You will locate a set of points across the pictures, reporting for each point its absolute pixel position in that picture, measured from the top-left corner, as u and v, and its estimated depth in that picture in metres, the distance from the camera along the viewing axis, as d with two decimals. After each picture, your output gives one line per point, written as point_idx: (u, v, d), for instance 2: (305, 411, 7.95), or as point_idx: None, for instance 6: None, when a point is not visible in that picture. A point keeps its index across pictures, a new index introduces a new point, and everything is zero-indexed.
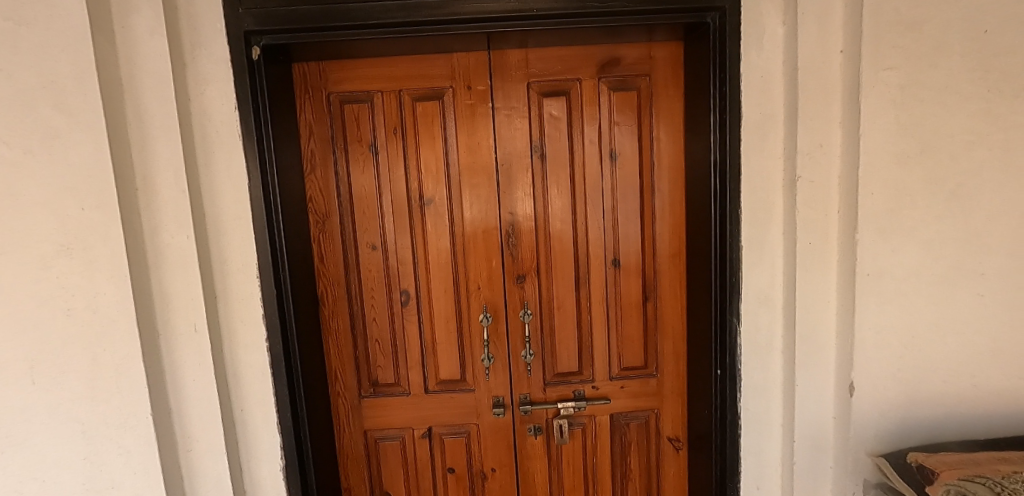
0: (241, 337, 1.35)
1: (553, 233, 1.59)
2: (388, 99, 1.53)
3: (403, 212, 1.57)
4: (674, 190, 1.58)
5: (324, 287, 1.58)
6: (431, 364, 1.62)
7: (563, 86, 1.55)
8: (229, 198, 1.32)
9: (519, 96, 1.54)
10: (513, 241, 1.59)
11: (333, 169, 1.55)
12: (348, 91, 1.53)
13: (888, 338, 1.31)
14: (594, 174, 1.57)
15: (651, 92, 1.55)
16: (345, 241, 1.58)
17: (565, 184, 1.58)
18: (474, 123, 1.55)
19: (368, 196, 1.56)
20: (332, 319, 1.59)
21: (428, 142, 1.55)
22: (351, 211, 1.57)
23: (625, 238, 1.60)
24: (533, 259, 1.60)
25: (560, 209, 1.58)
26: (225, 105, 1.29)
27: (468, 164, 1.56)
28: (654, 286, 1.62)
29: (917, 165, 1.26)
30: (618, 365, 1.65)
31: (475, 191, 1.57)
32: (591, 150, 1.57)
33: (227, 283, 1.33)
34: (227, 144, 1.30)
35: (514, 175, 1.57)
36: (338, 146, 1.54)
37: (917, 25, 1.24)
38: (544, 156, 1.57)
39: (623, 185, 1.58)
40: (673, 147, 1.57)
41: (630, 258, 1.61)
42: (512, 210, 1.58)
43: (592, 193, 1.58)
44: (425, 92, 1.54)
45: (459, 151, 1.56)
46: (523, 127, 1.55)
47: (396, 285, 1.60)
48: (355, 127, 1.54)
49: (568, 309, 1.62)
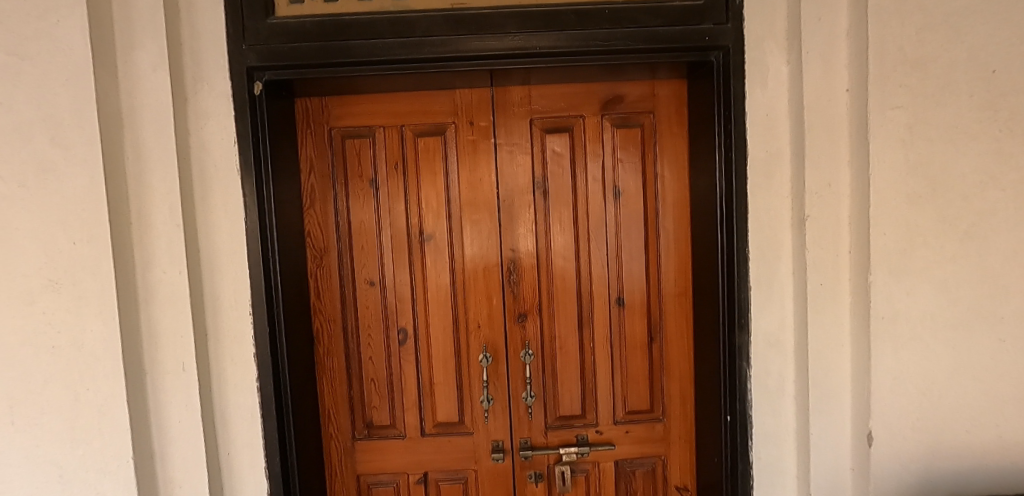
0: (231, 376, 1.30)
1: (555, 271, 1.55)
2: (390, 135, 1.52)
3: (402, 248, 1.54)
4: (678, 228, 1.55)
5: (321, 324, 1.54)
6: (428, 406, 1.57)
7: (566, 123, 1.54)
8: (225, 233, 1.29)
9: (522, 132, 1.53)
10: (515, 278, 1.55)
11: (333, 204, 1.53)
12: (350, 126, 1.52)
13: (906, 384, 1.25)
14: (597, 210, 1.55)
15: (654, 129, 1.54)
16: (343, 276, 1.54)
17: (568, 221, 1.55)
18: (476, 159, 1.53)
19: (367, 231, 1.54)
20: (327, 358, 1.54)
21: (429, 177, 1.53)
22: (350, 247, 1.54)
23: (629, 276, 1.56)
24: (535, 297, 1.56)
25: (563, 246, 1.55)
26: (224, 139, 1.28)
27: (470, 200, 1.54)
28: (659, 326, 1.57)
29: (929, 205, 1.23)
30: (623, 409, 1.59)
31: (476, 227, 1.54)
32: (594, 187, 1.54)
33: (218, 320, 1.30)
34: (224, 178, 1.28)
35: (516, 211, 1.54)
36: (338, 181, 1.53)
37: (923, 64, 1.22)
38: (546, 193, 1.54)
39: (627, 222, 1.55)
40: (678, 184, 1.54)
41: (635, 297, 1.57)
42: (513, 247, 1.55)
43: (596, 230, 1.55)
44: (428, 128, 1.53)
45: (461, 187, 1.54)
46: (526, 164, 1.54)
47: (394, 323, 1.55)
48: (356, 162, 1.53)
49: (571, 349, 1.57)
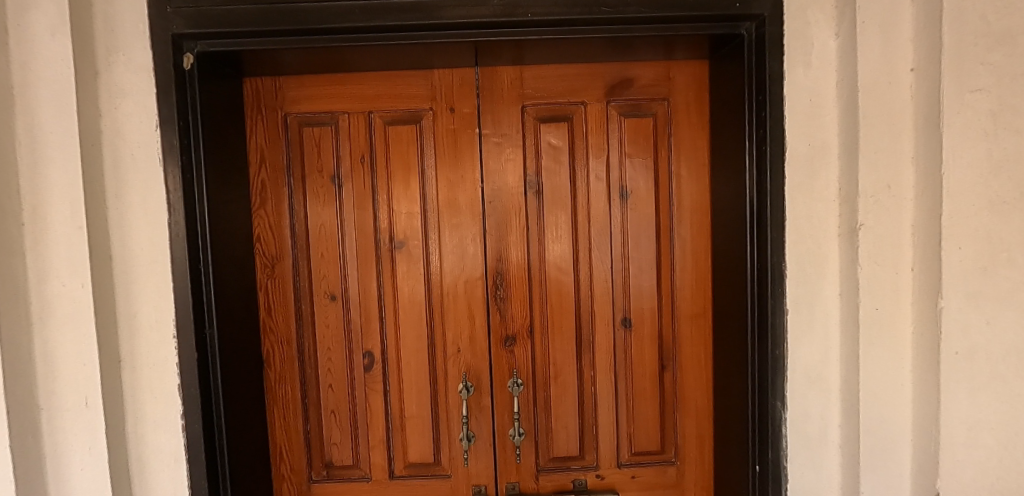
0: (151, 412, 1.07)
1: (550, 286, 1.31)
2: (355, 123, 1.29)
3: (369, 257, 1.30)
4: (696, 238, 1.31)
5: (271, 345, 1.30)
6: (398, 443, 1.33)
7: (564, 111, 1.30)
8: (144, 236, 1.06)
9: (512, 121, 1.29)
10: (502, 294, 1.31)
11: (288, 204, 1.29)
12: (308, 112, 1.29)
13: (984, 437, 0.99)
14: (601, 215, 1.30)
15: (669, 120, 1.30)
16: (299, 290, 1.31)
17: (566, 227, 1.31)
18: (458, 153, 1.29)
19: (327, 236, 1.30)
20: (279, 385, 1.31)
21: (402, 174, 1.29)
22: (307, 255, 1.30)
23: (638, 293, 1.32)
24: (525, 317, 1.31)
25: (559, 258, 1.31)
26: (144, 122, 1.05)
27: (449, 201, 1.30)
28: (672, 353, 1.33)
29: (1017, 213, 0.96)
30: (628, 449, 1.34)
31: (457, 233, 1.30)
32: (599, 187, 1.30)
33: (134, 344, 1.06)
34: (142, 170, 1.05)
35: (504, 214, 1.30)
36: (294, 176, 1.29)
37: (1013, 37, 0.95)
38: (540, 194, 1.30)
39: (635, 230, 1.31)
40: (697, 186, 1.30)
41: (644, 319, 1.32)
42: (501, 256, 1.31)
43: (599, 238, 1.31)
44: (401, 115, 1.29)
45: (440, 184, 1.30)
46: (516, 159, 1.30)
47: (358, 345, 1.31)
48: (316, 155, 1.29)
49: (568, 378, 1.32)
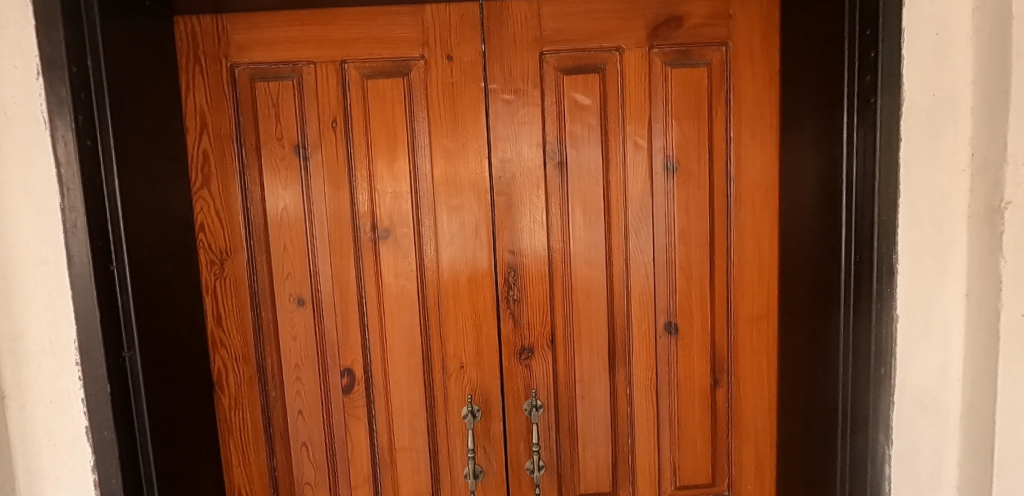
0: (50, 465, 0.81)
1: (576, 284, 1.04)
2: (324, 75, 0.99)
3: (345, 249, 1.02)
4: (759, 221, 1.04)
5: (222, 362, 1.02)
6: (387, 481, 1.06)
7: (593, 59, 1.01)
8: (27, 228, 0.78)
9: (526, 72, 1.00)
10: (516, 295, 1.04)
11: (238, 182, 1.00)
12: (262, 62, 0.99)
13: None
14: (640, 193, 1.03)
15: (727, 70, 1.02)
16: (257, 293, 1.03)
17: (596, 209, 1.03)
18: (458, 114, 1.00)
19: (291, 224, 1.02)
20: (235, 413, 1.03)
21: (385, 142, 1.00)
22: (266, 248, 1.02)
23: (686, 292, 1.05)
24: (545, 322, 1.04)
25: (586, 248, 1.04)
26: (21, 69, 0.76)
27: (447, 176, 1.01)
28: (727, 364, 1.07)
29: None
30: (672, 482, 1.09)
31: (457, 217, 1.02)
32: (638, 158, 1.02)
33: (22, 373, 0.80)
34: (21, 137, 0.77)
35: (517, 194, 1.02)
36: (246, 146, 1.00)
37: None
38: (563, 166, 1.02)
39: (683, 212, 1.03)
40: (761, 155, 1.03)
41: (693, 323, 1.06)
42: (513, 247, 1.03)
43: (637, 222, 1.03)
44: (382, 65, 1.00)
45: (435, 154, 1.01)
46: (531, 121, 1.01)
47: (333, 361, 1.03)
48: (273, 118, 1.00)
49: (598, 397, 1.06)
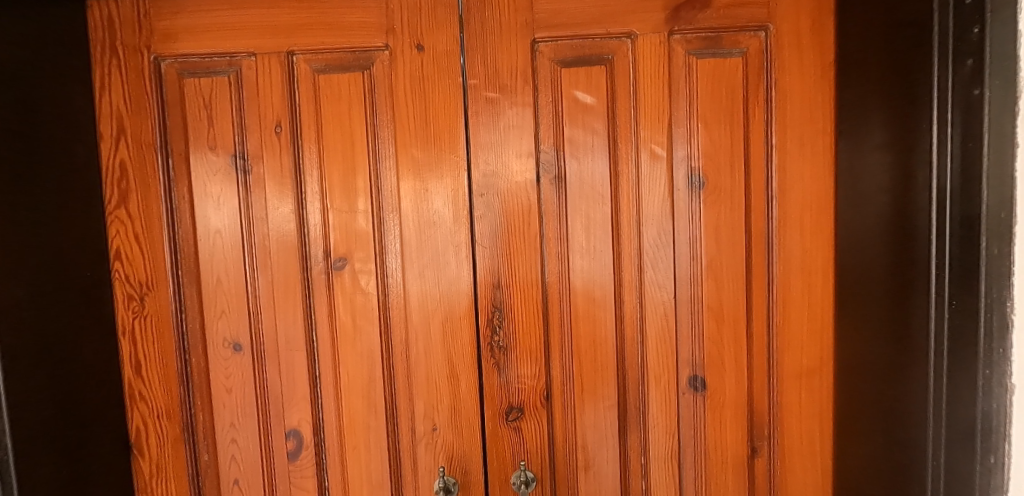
0: None
1: (576, 329, 0.83)
2: (267, 69, 0.81)
3: (291, 283, 0.83)
4: (810, 251, 0.82)
5: (142, 420, 0.84)
6: None
7: (598, 48, 0.81)
8: None
9: (515, 64, 0.81)
10: (501, 342, 0.83)
11: (162, 200, 0.82)
12: (192, 54, 0.81)
13: None
14: (657, 215, 0.82)
15: (767, 61, 0.81)
16: (184, 336, 0.84)
17: (602, 235, 0.82)
18: (430, 117, 0.81)
19: (227, 251, 0.83)
20: (157, 483, 0.85)
21: (341, 152, 0.82)
22: (196, 280, 0.83)
23: (716, 338, 0.84)
24: (537, 375, 0.84)
25: (589, 282, 0.83)
26: None
27: (417, 194, 0.82)
28: (768, 430, 0.85)
29: None
30: None
31: (429, 244, 0.83)
32: (655, 171, 0.82)
33: None
34: None
35: (504, 216, 0.82)
36: (172, 156, 0.82)
37: None
38: (560, 180, 0.82)
39: (712, 239, 0.83)
40: (813, 168, 0.81)
41: (725, 379, 0.84)
42: (499, 281, 0.83)
43: (654, 251, 0.83)
44: (338, 57, 0.81)
45: (402, 166, 0.82)
46: (519, 124, 0.81)
47: (277, 421, 0.84)
48: (206, 122, 0.82)
49: (604, 469, 0.85)
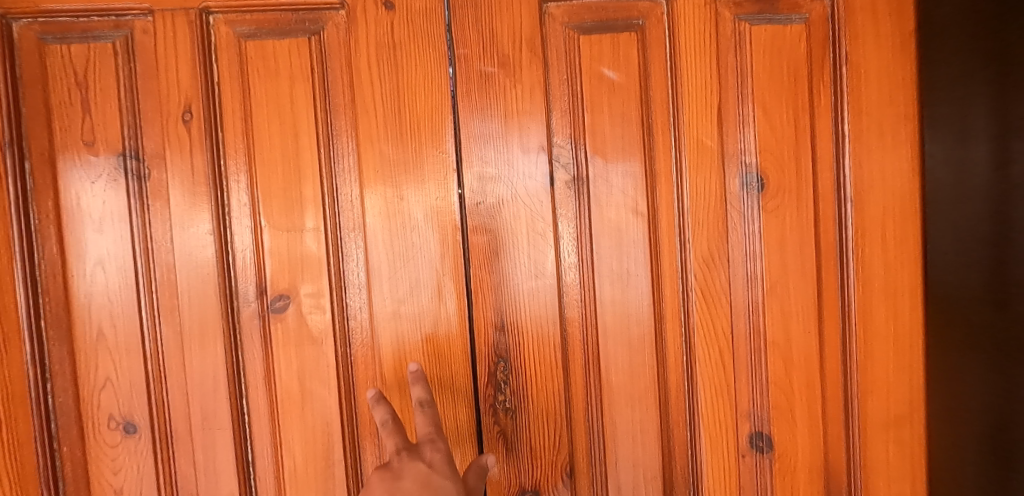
0: None
1: (605, 381, 0.63)
2: (171, 34, 0.58)
3: (209, 333, 0.59)
4: (894, 268, 0.65)
5: None
6: None
7: (626, 11, 0.62)
8: None
9: (519, 30, 0.61)
10: (509, 403, 0.62)
11: (13, 221, 0.57)
12: (59, 10, 0.57)
13: None
14: (706, 227, 0.63)
15: (834, 29, 0.64)
16: (49, 416, 0.58)
17: (638, 255, 0.63)
18: (407, 102, 0.60)
19: (113, 292, 0.58)
20: None
21: (282, 150, 0.59)
22: (68, 335, 0.58)
23: (783, 384, 0.65)
24: (557, 442, 0.63)
25: (622, 318, 0.63)
26: None
27: (387, 206, 0.60)
28: None
29: None
30: None
31: (407, 273, 0.61)
32: (701, 170, 0.63)
33: None
34: None
35: (509, 233, 0.62)
36: (31, 157, 0.57)
37: None
38: (579, 184, 0.62)
39: (775, 257, 0.64)
40: (896, 165, 0.64)
41: (796, 435, 0.65)
42: (504, 321, 0.62)
43: (703, 275, 0.64)
44: (275, 18, 0.59)
45: (366, 168, 0.60)
46: (525, 110, 0.61)
47: None
48: (81, 109, 0.57)
49: None
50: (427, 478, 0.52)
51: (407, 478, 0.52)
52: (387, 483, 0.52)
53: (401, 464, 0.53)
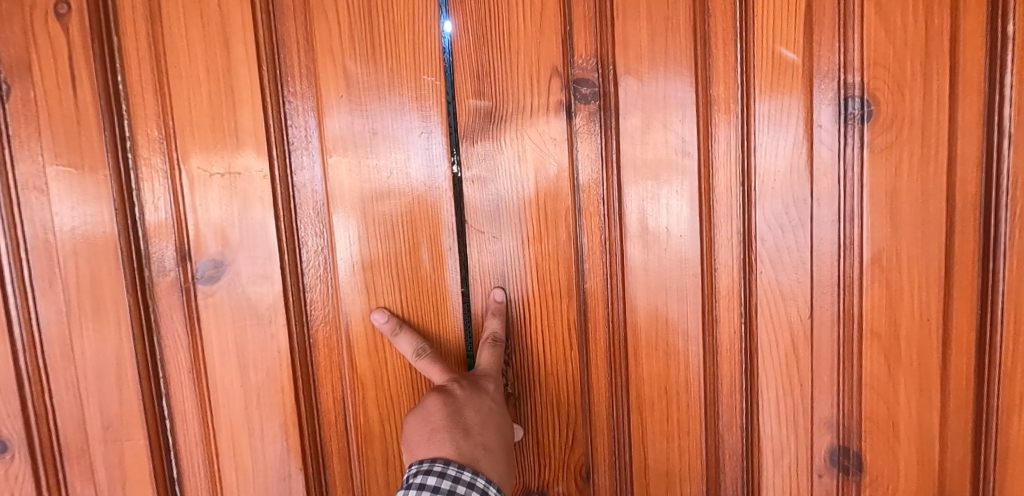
0: None
1: (632, 369, 0.50)
2: None
3: (111, 314, 0.47)
4: None
5: None
6: None
7: None
8: None
9: None
10: (514, 390, 0.51)
11: None
12: None
13: None
14: (782, 171, 0.46)
15: None
16: None
17: (684, 206, 0.47)
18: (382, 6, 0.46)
19: None
20: None
21: (204, 70, 0.45)
22: None
23: (884, 389, 0.48)
24: (571, 431, 0.52)
25: (661, 289, 0.49)
26: None
27: (360, 148, 0.47)
28: None
29: None
30: None
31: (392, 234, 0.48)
32: (779, 93, 0.45)
33: None
34: None
35: (518, 175, 0.47)
36: None
37: None
38: (607, 121, 0.47)
39: (883, 216, 0.45)
40: None
41: (899, 458, 0.49)
42: (507, 288, 0.49)
43: (776, 233, 0.47)
44: None
45: (330, 98, 0.46)
46: (533, 19, 0.46)
47: None
48: None
49: None
50: (490, 414, 0.45)
51: (469, 410, 0.44)
52: (450, 408, 0.44)
53: (464, 395, 0.45)
